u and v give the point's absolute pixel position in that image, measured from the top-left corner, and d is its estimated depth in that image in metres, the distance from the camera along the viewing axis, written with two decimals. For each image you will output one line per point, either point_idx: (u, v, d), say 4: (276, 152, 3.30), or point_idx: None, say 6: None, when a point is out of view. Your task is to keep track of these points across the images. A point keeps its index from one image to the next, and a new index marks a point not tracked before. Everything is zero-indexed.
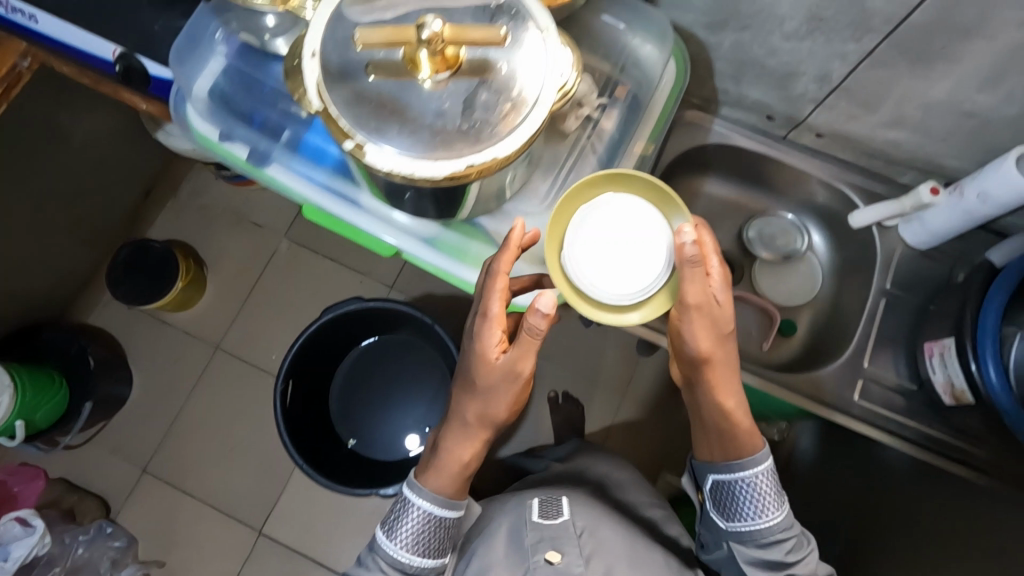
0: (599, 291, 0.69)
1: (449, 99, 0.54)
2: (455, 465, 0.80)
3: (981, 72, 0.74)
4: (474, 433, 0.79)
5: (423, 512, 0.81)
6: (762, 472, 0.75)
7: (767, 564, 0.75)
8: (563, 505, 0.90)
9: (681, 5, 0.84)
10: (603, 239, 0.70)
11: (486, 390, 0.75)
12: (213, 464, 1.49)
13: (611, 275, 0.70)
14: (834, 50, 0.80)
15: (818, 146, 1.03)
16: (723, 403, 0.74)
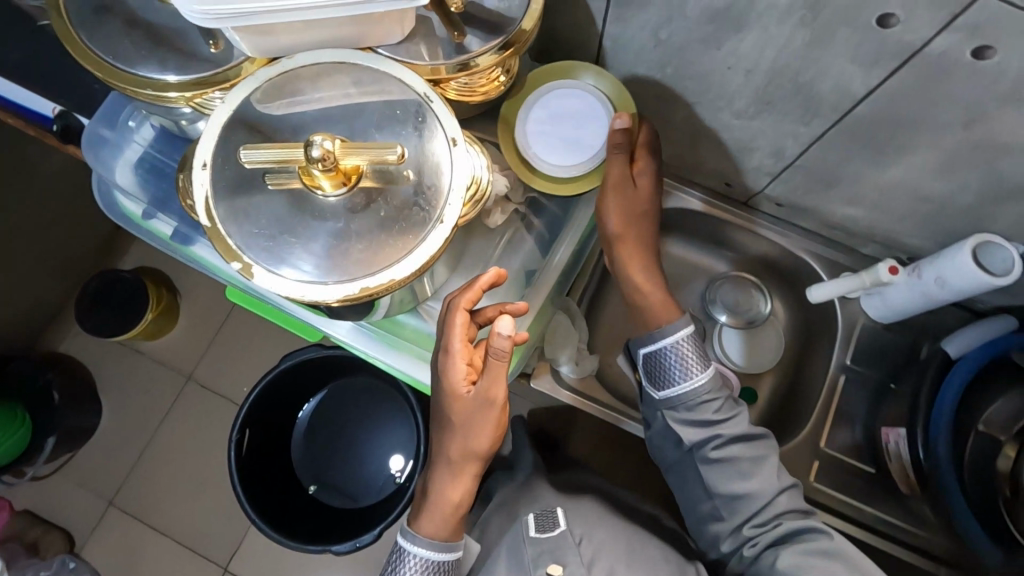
0: (551, 159, 0.69)
1: (345, 215, 0.51)
2: (447, 507, 0.70)
3: (933, 163, 0.70)
4: (461, 471, 0.69)
5: (421, 559, 0.73)
6: (683, 337, 0.76)
7: (697, 424, 0.76)
8: (559, 517, 0.82)
9: (629, 78, 0.82)
10: (552, 129, 0.70)
11: (465, 424, 0.64)
12: (180, 500, 1.43)
13: (553, 155, 0.70)
14: (785, 130, 0.77)
15: (778, 213, 1.00)
16: (634, 274, 0.78)
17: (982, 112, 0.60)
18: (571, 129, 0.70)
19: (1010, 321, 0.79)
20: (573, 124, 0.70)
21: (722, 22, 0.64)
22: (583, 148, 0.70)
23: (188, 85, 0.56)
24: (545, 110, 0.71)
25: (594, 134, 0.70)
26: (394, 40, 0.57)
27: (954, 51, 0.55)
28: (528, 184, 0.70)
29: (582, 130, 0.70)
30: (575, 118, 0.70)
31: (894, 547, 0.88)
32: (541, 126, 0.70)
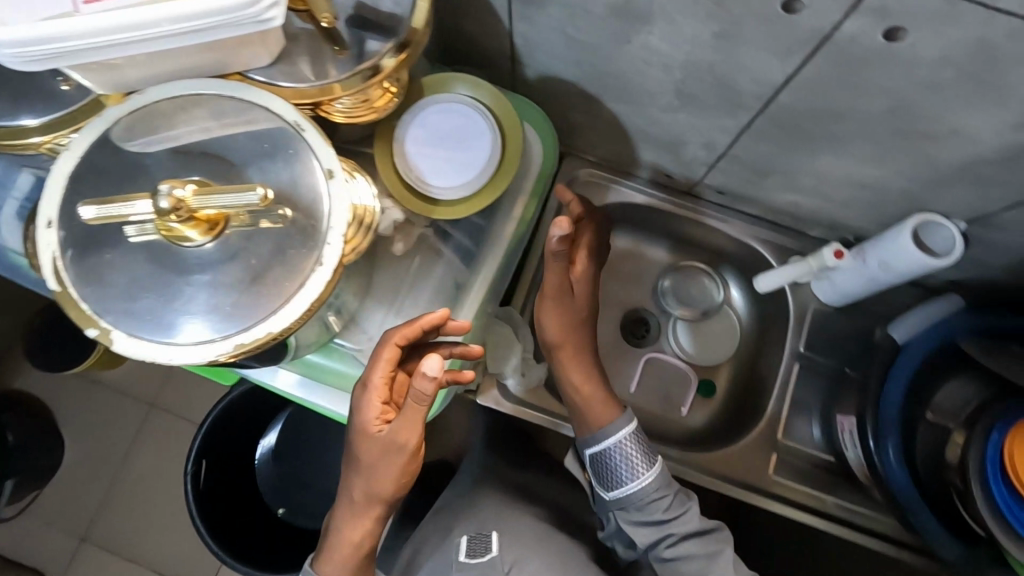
0: (443, 182, 0.57)
1: (213, 266, 0.46)
2: (351, 545, 0.66)
3: (864, 149, 0.67)
4: (367, 512, 0.64)
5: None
6: (625, 436, 0.76)
7: (648, 524, 0.75)
8: (493, 540, 0.76)
9: (550, 75, 0.77)
10: (438, 143, 0.57)
11: (372, 466, 0.60)
12: (156, 527, 1.37)
13: (441, 174, 0.57)
14: (712, 121, 0.73)
15: (724, 201, 0.97)
16: (573, 376, 0.80)
17: (904, 99, 0.56)
18: (458, 146, 0.57)
19: (955, 301, 0.78)
20: (459, 139, 0.57)
21: (627, 16, 0.59)
22: (477, 163, 0.57)
23: (42, 130, 0.51)
24: (422, 127, 0.57)
25: (484, 143, 0.57)
26: (265, 64, 0.52)
27: (867, 36, 0.50)
28: (429, 216, 0.58)
29: (469, 141, 0.57)
30: (458, 132, 0.57)
31: (857, 534, 0.87)
32: (424, 150, 0.57)
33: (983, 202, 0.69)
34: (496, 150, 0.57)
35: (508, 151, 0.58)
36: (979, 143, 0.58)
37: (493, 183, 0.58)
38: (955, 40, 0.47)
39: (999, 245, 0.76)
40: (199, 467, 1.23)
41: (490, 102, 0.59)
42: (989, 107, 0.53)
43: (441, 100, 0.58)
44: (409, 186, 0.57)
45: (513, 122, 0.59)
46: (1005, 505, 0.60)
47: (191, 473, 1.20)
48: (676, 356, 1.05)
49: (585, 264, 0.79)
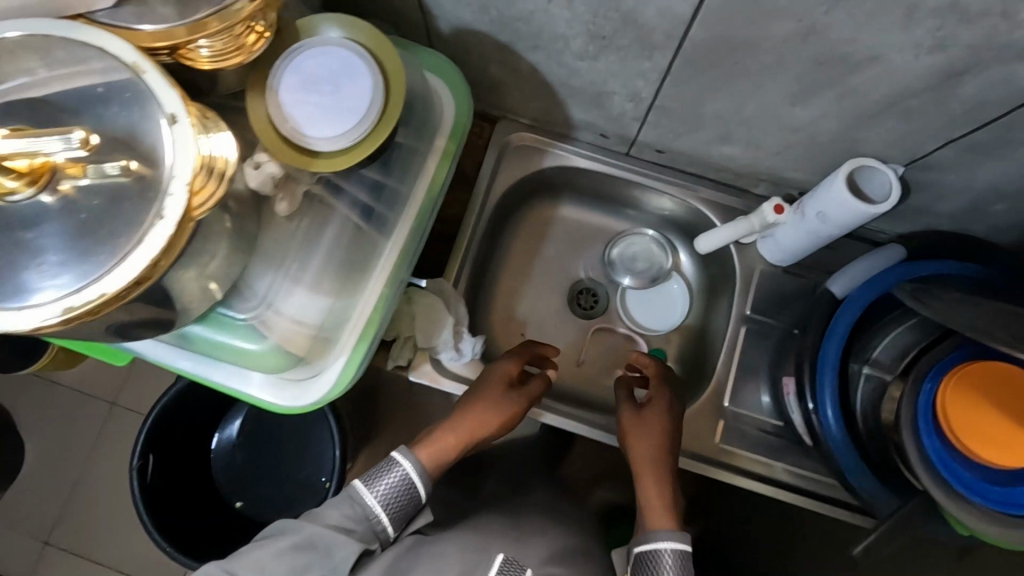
0: (320, 133, 0.52)
1: (43, 221, 0.42)
2: (445, 448, 0.75)
3: (786, 88, 0.63)
4: (461, 437, 0.77)
5: (405, 474, 0.69)
6: (671, 548, 0.67)
7: None
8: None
9: (462, 27, 0.73)
10: (310, 89, 0.53)
11: (498, 406, 0.81)
12: (118, 525, 1.24)
13: (314, 123, 0.53)
14: (632, 67, 0.69)
15: (664, 160, 0.92)
16: (648, 489, 0.75)
17: (813, 23, 0.52)
18: (335, 94, 0.53)
19: (895, 251, 0.75)
20: (336, 86, 0.53)
21: None
22: (356, 111, 0.53)
23: None
24: (297, 74, 0.53)
25: (364, 88, 0.53)
26: (109, 5, 0.48)
27: None
28: (309, 170, 0.54)
29: (348, 87, 0.53)
30: (335, 78, 0.53)
31: (787, 493, 0.85)
32: (300, 98, 0.53)
33: (915, 140, 0.65)
34: (376, 96, 0.53)
35: (392, 98, 0.54)
36: (899, 71, 0.54)
37: (374, 133, 0.54)
38: None
39: (937, 189, 0.73)
40: (144, 460, 1.15)
41: (367, 42, 0.54)
42: (899, 24, 0.49)
43: (316, 44, 0.53)
44: (284, 137, 0.53)
45: (394, 65, 0.55)
46: (937, 459, 0.56)
47: (137, 468, 1.12)
48: (626, 329, 1.02)
49: (662, 390, 0.83)
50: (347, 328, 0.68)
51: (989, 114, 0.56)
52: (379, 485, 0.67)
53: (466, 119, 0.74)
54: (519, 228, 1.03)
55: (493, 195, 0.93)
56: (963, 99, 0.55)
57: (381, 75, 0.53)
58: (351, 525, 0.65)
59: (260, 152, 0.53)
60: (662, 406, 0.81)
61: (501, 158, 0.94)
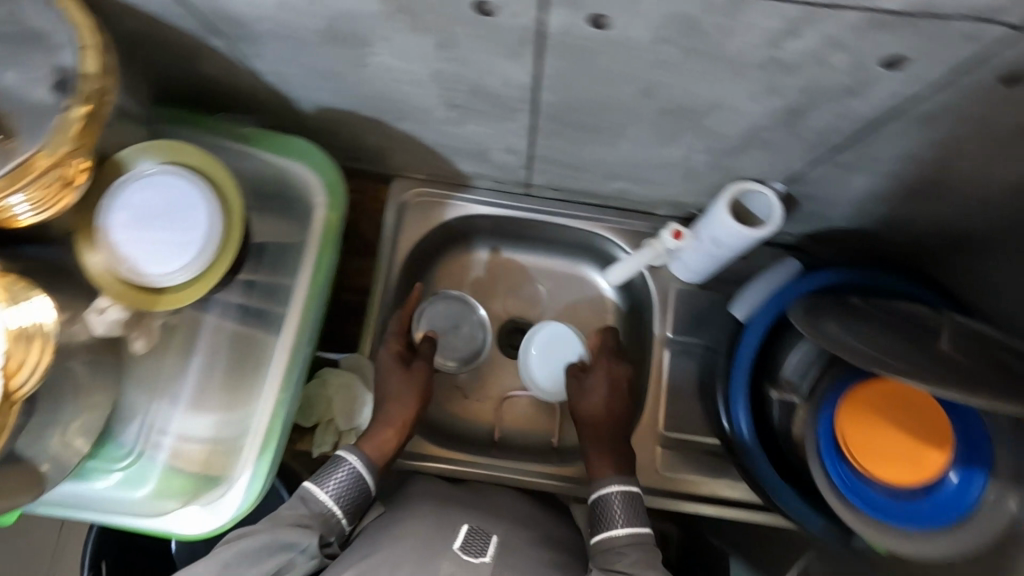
0: (157, 269, 0.50)
1: None
2: (388, 435, 0.75)
3: (650, 133, 0.62)
4: (397, 425, 0.77)
5: (353, 469, 0.68)
6: (610, 494, 0.73)
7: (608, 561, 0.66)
8: (491, 547, 0.65)
9: (324, 108, 0.70)
10: (143, 228, 0.50)
11: (403, 377, 0.80)
12: None
13: (153, 262, 0.50)
14: (499, 127, 0.68)
15: (564, 196, 0.91)
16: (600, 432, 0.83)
17: (649, 81, 0.52)
18: (170, 226, 0.50)
19: (792, 265, 0.75)
20: (171, 218, 0.51)
21: (345, 40, 0.53)
22: (195, 242, 0.50)
23: None
24: (122, 212, 0.50)
25: (200, 215, 0.51)
26: None
27: (577, 28, 0.45)
28: (156, 309, 0.51)
29: (184, 218, 0.51)
30: (168, 209, 0.51)
31: (728, 510, 0.85)
32: (131, 237, 0.50)
33: (786, 164, 0.65)
34: (215, 224, 0.51)
35: (232, 213, 0.53)
36: (744, 113, 0.55)
37: (219, 258, 0.52)
38: (655, 17, 0.42)
39: (820, 199, 0.74)
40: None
41: (202, 164, 0.53)
42: (729, 77, 0.49)
43: (141, 176, 0.51)
44: (123, 279, 0.50)
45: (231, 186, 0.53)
46: (843, 487, 0.57)
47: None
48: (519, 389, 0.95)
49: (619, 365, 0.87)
50: (248, 439, 0.63)
51: (841, 138, 0.57)
52: (329, 483, 0.67)
53: (340, 201, 0.70)
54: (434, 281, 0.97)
55: (399, 258, 0.90)
56: (814, 128, 0.56)
57: (215, 202, 0.51)
58: (307, 523, 0.64)
59: (101, 296, 0.50)
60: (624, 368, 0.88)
61: (401, 217, 0.91)
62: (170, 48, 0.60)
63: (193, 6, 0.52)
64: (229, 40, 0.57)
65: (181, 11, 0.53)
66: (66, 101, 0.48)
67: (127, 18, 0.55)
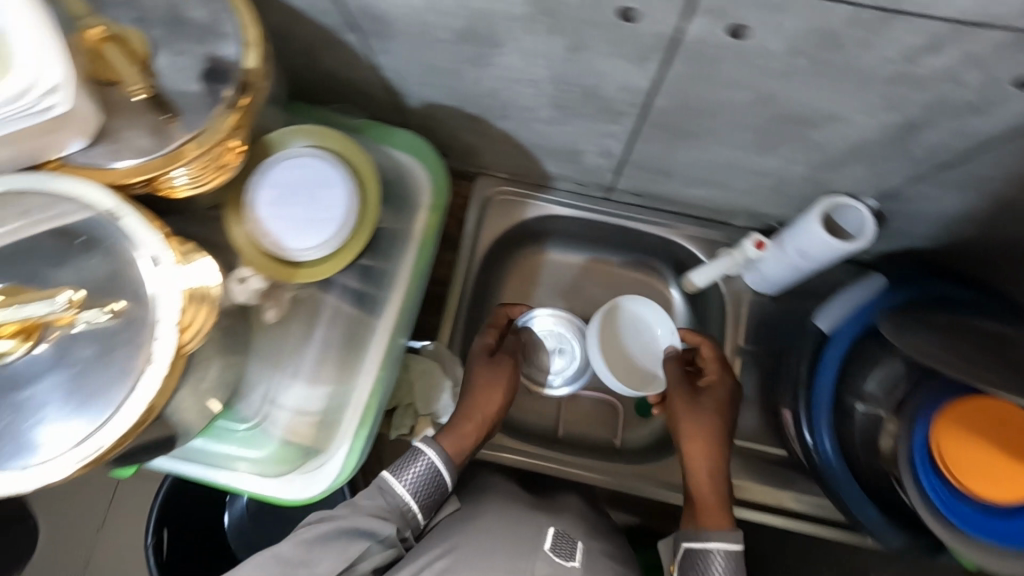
0: (297, 243, 0.54)
1: (38, 380, 0.43)
2: (469, 432, 0.75)
3: (751, 141, 0.65)
4: (477, 422, 0.77)
5: (429, 464, 0.68)
6: (717, 548, 0.65)
7: None
8: (579, 551, 0.67)
9: (430, 104, 0.74)
10: (289, 207, 0.55)
11: (490, 377, 0.81)
12: None
13: (297, 238, 0.54)
14: (600, 130, 0.70)
15: (642, 201, 0.93)
16: (698, 474, 0.72)
17: (767, 91, 0.54)
18: (311, 202, 0.55)
19: (879, 280, 0.75)
20: (312, 196, 0.55)
21: (477, 39, 0.57)
22: (334, 220, 0.55)
23: None
24: (264, 193, 0.54)
25: (339, 195, 0.55)
26: (86, 146, 0.50)
27: (713, 36, 0.48)
28: (292, 281, 0.56)
29: (325, 197, 0.56)
30: (308, 187, 0.55)
31: (793, 522, 0.83)
32: (275, 213, 0.54)
33: (884, 178, 0.67)
34: (353, 205, 0.56)
35: (368, 199, 0.58)
36: (856, 125, 0.57)
37: (353, 241, 0.57)
38: (796, 30, 0.45)
39: (910, 215, 0.74)
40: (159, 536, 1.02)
41: (339, 149, 0.58)
42: (853, 89, 0.51)
43: (290, 155, 0.56)
44: (265, 252, 0.54)
45: (369, 173, 0.58)
46: (933, 493, 0.58)
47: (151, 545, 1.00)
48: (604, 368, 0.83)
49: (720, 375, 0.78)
50: (347, 416, 0.66)
51: (949, 155, 0.59)
52: (406, 475, 0.68)
53: (443, 204, 0.73)
54: (507, 277, 0.99)
55: (478, 253, 0.93)
56: (924, 143, 0.58)
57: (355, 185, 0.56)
58: (384, 512, 0.66)
59: (243, 267, 0.54)
60: (722, 388, 0.78)
61: (482, 214, 0.94)
62: (304, 41, 0.64)
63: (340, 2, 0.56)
64: (362, 35, 0.61)
65: (327, 7, 0.57)
66: (226, 92, 0.52)
67: (274, 11, 0.60)
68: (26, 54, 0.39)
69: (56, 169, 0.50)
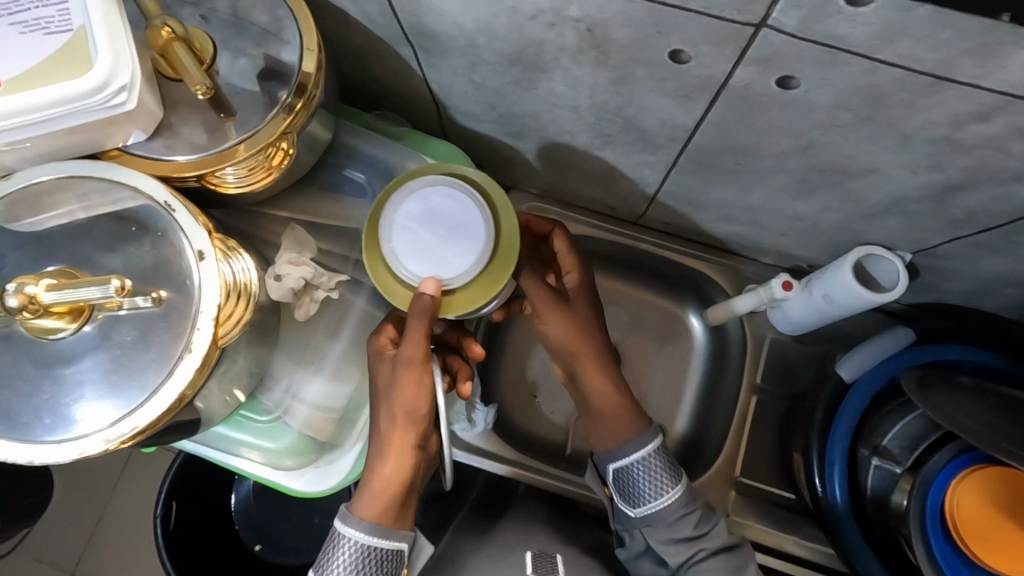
0: (398, 262, 0.55)
1: (79, 358, 0.45)
2: (383, 496, 0.59)
3: (788, 185, 0.65)
4: (396, 453, 0.59)
5: (359, 544, 0.58)
6: (651, 451, 0.67)
7: (675, 541, 0.67)
8: (557, 566, 0.72)
9: (471, 119, 0.75)
10: (421, 231, 0.56)
11: (397, 408, 0.58)
12: (119, 552, 1.24)
13: (411, 256, 0.55)
14: (637, 159, 0.71)
15: (673, 231, 0.93)
16: (596, 385, 0.70)
17: (808, 140, 0.54)
18: (443, 243, 0.56)
19: (906, 334, 0.74)
20: (452, 240, 0.56)
21: (525, 64, 0.57)
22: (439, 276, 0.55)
23: None
24: (424, 200, 0.57)
25: (463, 263, 0.55)
26: (144, 139, 0.52)
27: (759, 84, 0.48)
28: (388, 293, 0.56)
29: (458, 245, 0.56)
30: (455, 234, 0.56)
31: (793, 567, 0.82)
32: (405, 227, 0.56)
33: (920, 234, 0.66)
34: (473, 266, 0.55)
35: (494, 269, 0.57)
36: (896, 182, 0.57)
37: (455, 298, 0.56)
38: (843, 87, 0.45)
39: (945, 271, 0.73)
40: (168, 508, 1.05)
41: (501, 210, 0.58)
42: (896, 147, 0.51)
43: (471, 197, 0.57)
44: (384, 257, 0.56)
45: (498, 271, 0.56)
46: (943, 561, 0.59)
47: (160, 516, 1.03)
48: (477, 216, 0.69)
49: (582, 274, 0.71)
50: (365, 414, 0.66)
51: (990, 218, 0.58)
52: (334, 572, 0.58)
53: None
54: None
55: None
56: (964, 206, 0.57)
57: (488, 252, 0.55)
58: None
59: (280, 265, 0.59)
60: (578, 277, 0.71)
61: None
62: (357, 48, 0.66)
63: (396, 18, 0.57)
64: (412, 49, 0.63)
65: (382, 21, 0.58)
66: (286, 95, 0.55)
67: (331, 18, 0.61)
68: (106, 53, 0.42)
69: (114, 158, 0.52)
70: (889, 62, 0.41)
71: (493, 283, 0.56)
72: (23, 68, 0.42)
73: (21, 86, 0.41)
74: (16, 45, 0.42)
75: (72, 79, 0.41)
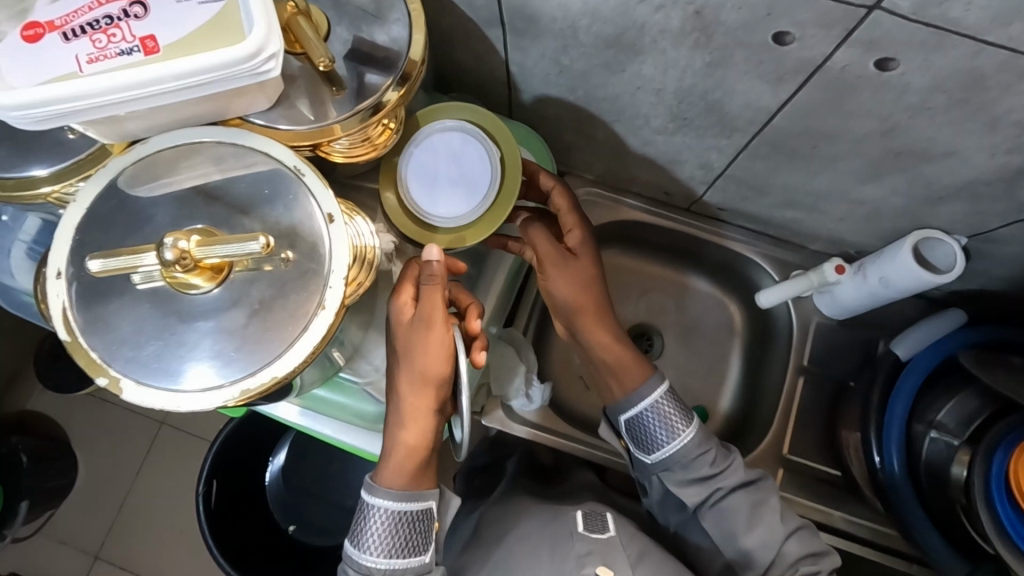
0: (409, 167, 0.63)
1: (214, 313, 0.48)
2: (407, 459, 0.61)
3: (858, 169, 0.68)
4: (417, 420, 0.61)
5: (387, 511, 0.61)
6: (660, 396, 0.70)
7: (694, 483, 0.70)
8: (609, 523, 0.72)
9: (543, 101, 0.78)
10: (439, 159, 0.63)
11: (422, 373, 0.59)
12: (155, 531, 1.25)
13: (419, 163, 0.63)
14: (708, 144, 0.74)
15: (724, 217, 0.95)
16: (599, 342, 0.74)
17: (893, 123, 0.58)
18: (446, 182, 0.63)
19: (958, 316, 0.78)
20: (448, 186, 0.63)
21: (620, 47, 0.60)
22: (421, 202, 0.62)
23: (62, 176, 0.53)
24: (431, 151, 0.63)
25: (440, 208, 0.62)
26: (264, 109, 0.55)
27: (856, 66, 0.51)
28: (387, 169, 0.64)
29: (446, 193, 0.63)
30: (457, 186, 0.63)
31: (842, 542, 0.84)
32: (440, 146, 0.63)
33: (982, 217, 0.70)
34: (438, 214, 0.62)
35: (448, 232, 0.63)
36: (972, 165, 0.61)
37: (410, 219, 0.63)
38: (945, 70, 0.49)
39: (997, 255, 0.77)
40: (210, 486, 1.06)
41: (499, 203, 0.64)
42: (981, 129, 0.55)
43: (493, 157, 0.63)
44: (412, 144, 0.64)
45: (490, 222, 0.63)
46: (1008, 522, 0.64)
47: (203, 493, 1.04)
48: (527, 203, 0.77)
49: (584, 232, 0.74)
50: None
51: None
52: (368, 542, 0.61)
53: None
54: None
55: None
56: None
57: (460, 220, 0.62)
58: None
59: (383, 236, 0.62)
60: (576, 238, 0.73)
61: None
62: (444, 29, 0.69)
63: (498, 1, 0.60)
64: (507, 33, 0.65)
65: (482, 3, 0.61)
66: (394, 73, 0.57)
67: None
68: (260, 23, 0.44)
69: (237, 126, 0.55)
70: (996, 43, 0.44)
71: (482, 232, 0.63)
72: (180, 35, 0.44)
73: (180, 50, 0.44)
74: (176, 12, 0.44)
75: (228, 45, 0.44)
